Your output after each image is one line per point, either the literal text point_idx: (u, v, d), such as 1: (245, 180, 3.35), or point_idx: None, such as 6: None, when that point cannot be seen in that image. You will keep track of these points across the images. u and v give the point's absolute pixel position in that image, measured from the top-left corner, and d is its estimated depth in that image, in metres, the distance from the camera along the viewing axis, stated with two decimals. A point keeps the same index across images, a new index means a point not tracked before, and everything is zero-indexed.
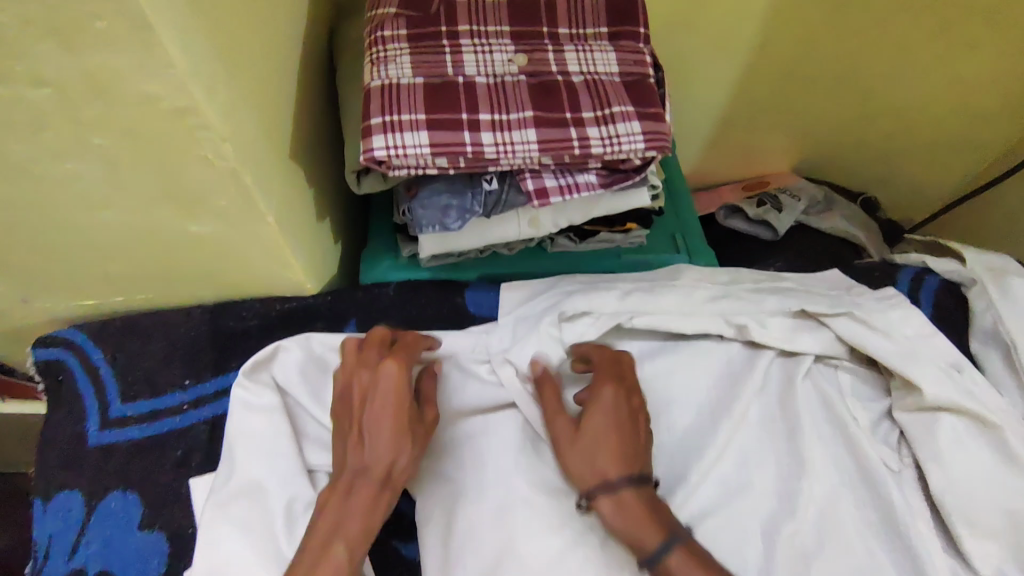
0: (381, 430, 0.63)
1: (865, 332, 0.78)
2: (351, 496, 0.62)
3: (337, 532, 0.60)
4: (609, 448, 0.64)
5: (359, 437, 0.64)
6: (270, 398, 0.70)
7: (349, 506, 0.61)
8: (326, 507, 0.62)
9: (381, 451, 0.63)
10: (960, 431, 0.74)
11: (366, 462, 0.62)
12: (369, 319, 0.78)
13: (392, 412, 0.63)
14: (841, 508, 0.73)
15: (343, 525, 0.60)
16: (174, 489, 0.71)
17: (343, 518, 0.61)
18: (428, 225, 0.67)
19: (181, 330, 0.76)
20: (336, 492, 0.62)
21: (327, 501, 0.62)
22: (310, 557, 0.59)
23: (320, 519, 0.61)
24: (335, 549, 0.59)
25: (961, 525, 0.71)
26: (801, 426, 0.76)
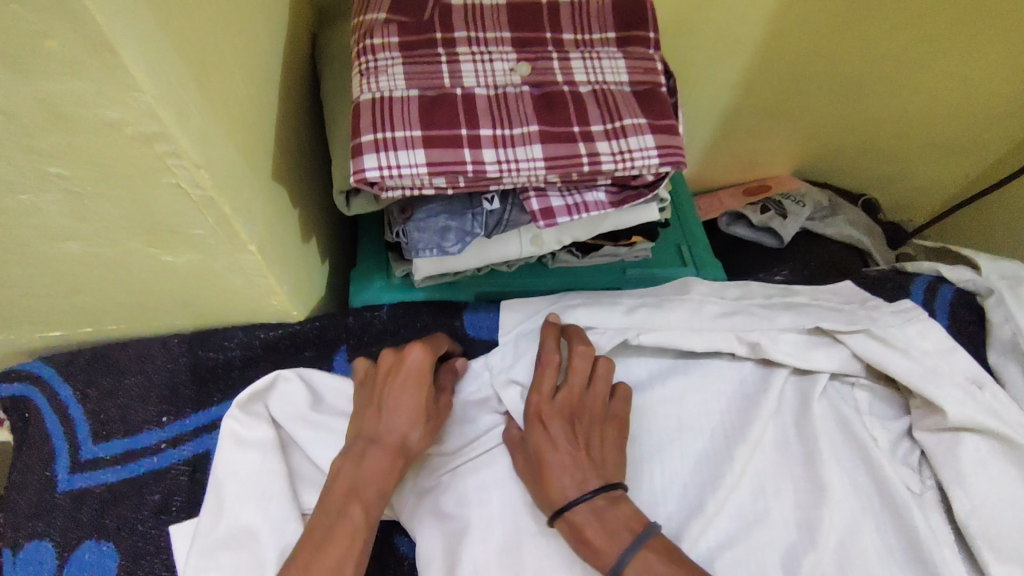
0: (404, 402, 0.61)
1: (884, 350, 0.72)
2: (365, 459, 0.58)
3: (349, 494, 0.56)
4: (550, 476, 0.59)
5: (378, 407, 0.61)
6: (266, 436, 0.65)
7: (363, 471, 0.58)
8: (337, 472, 0.58)
9: (401, 421, 0.60)
10: (983, 454, 0.69)
11: (384, 430, 0.60)
12: (361, 347, 0.74)
13: (417, 387, 0.62)
14: (864, 538, 0.67)
15: (357, 487, 0.57)
16: (152, 538, 0.66)
17: (357, 481, 0.57)
18: (424, 249, 0.61)
19: (156, 363, 0.70)
20: (348, 455, 0.59)
21: (340, 467, 0.58)
22: (324, 517, 0.55)
23: (333, 484, 0.57)
24: (354, 508, 0.56)
25: (987, 551, 0.65)
26: (818, 449, 0.70)
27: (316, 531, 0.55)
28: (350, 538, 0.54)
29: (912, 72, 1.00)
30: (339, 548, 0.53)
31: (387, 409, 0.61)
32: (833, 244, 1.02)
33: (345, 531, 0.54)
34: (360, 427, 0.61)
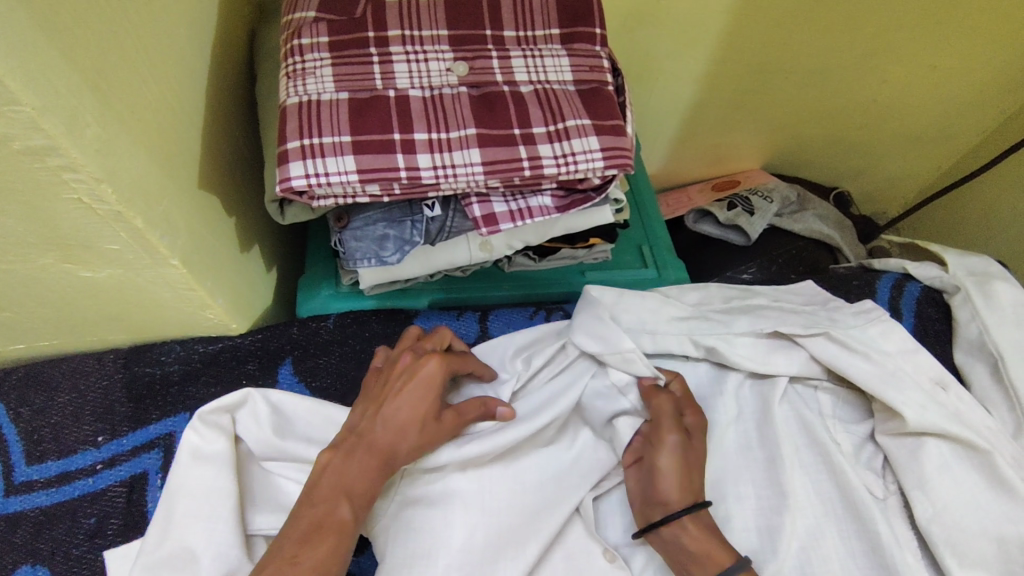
0: (406, 410, 0.57)
1: (845, 353, 0.70)
2: (356, 463, 0.54)
3: (338, 492, 0.53)
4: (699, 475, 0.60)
5: (381, 409, 0.57)
6: (225, 449, 0.60)
7: (352, 469, 0.54)
8: (325, 470, 0.54)
9: (396, 428, 0.56)
10: (946, 456, 0.67)
11: (379, 433, 0.56)
12: (306, 358, 0.70)
13: (424, 395, 0.57)
14: (827, 544, 0.65)
15: (347, 484, 0.53)
16: (86, 563, 0.62)
17: (346, 478, 0.54)
18: (363, 259, 0.59)
19: (90, 379, 0.67)
20: (339, 452, 0.55)
21: (329, 461, 0.55)
22: (308, 509, 0.52)
23: (320, 479, 0.54)
24: (340, 507, 0.52)
25: (950, 556, 0.63)
26: (781, 454, 0.68)
27: (298, 527, 0.51)
28: (332, 539, 0.51)
29: (879, 64, 0.98)
30: (323, 544, 0.50)
31: (389, 408, 0.57)
32: (801, 240, 1.00)
33: (331, 530, 0.51)
34: (357, 425, 0.57)
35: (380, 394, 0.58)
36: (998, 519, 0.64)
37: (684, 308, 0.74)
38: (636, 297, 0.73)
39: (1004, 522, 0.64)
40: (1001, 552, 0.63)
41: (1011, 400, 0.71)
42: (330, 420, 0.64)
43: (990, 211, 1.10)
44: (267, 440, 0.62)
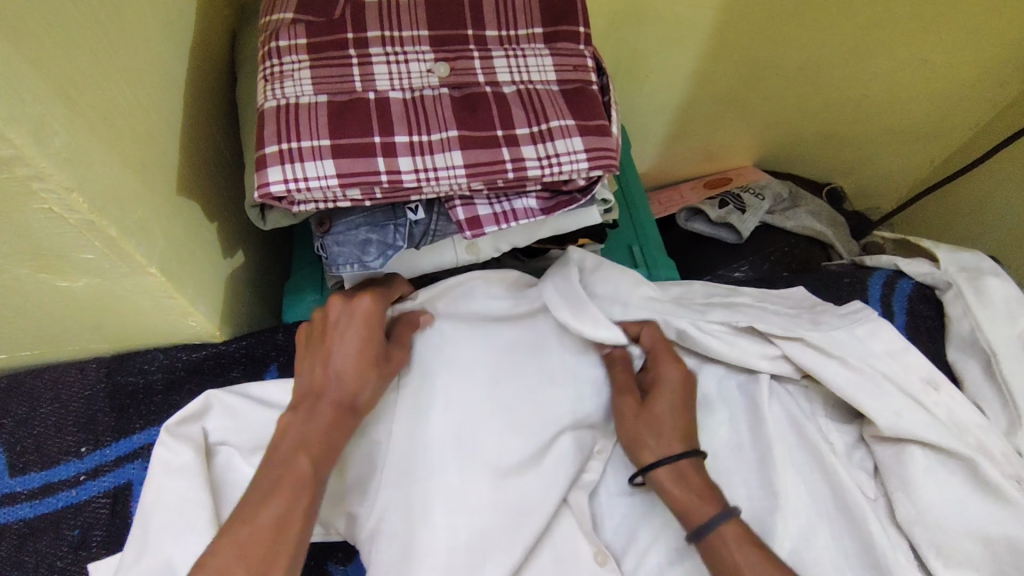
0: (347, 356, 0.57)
1: (821, 358, 0.69)
2: (315, 421, 0.54)
3: (299, 448, 0.52)
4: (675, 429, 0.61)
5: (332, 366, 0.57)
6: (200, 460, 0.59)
7: (309, 424, 0.54)
8: (283, 429, 0.54)
9: (347, 376, 0.56)
10: (937, 457, 0.66)
11: (330, 386, 0.56)
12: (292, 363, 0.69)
13: (366, 341, 0.58)
14: (818, 544, 0.66)
15: (305, 439, 0.53)
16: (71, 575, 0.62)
17: (304, 434, 0.53)
18: (345, 264, 0.58)
19: (72, 389, 0.66)
20: (296, 413, 0.55)
21: (287, 422, 0.54)
22: (268, 470, 0.51)
23: (279, 440, 0.53)
24: (299, 459, 0.52)
25: (936, 558, 0.63)
26: (773, 455, 0.68)
27: (260, 483, 0.50)
28: (296, 490, 0.50)
29: (870, 58, 0.97)
30: (284, 495, 0.49)
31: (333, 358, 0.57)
32: (793, 237, 1.00)
33: (291, 479, 0.50)
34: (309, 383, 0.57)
35: (326, 352, 0.57)
36: (988, 520, 0.64)
37: (659, 291, 0.72)
38: (614, 268, 0.71)
39: (991, 524, 0.63)
40: (988, 553, 0.63)
41: (1004, 398, 0.70)
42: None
43: (988, 201, 1.10)
44: (245, 436, 0.63)
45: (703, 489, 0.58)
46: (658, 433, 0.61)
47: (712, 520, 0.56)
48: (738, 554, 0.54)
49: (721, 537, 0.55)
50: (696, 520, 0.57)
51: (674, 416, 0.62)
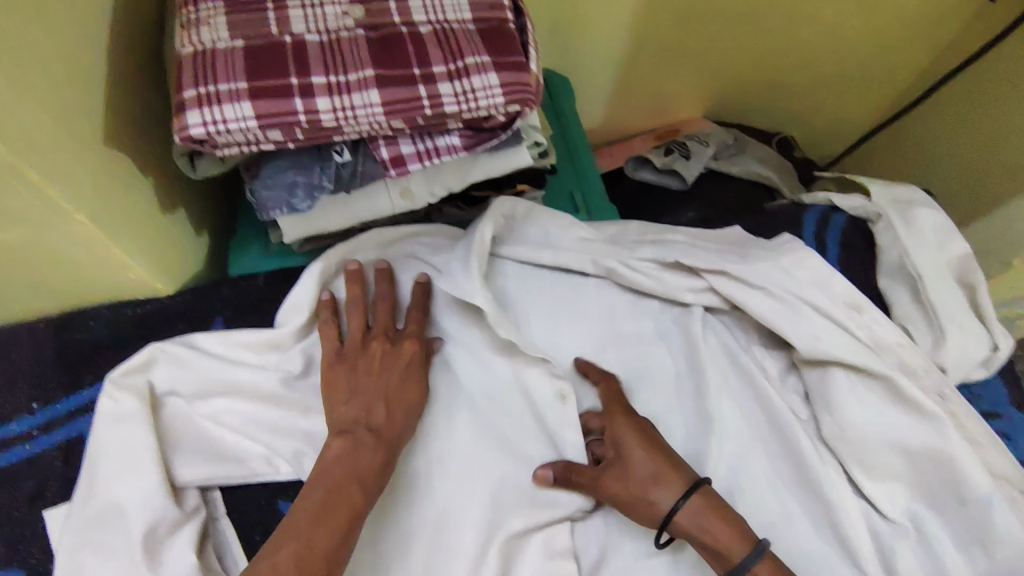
0: (392, 391, 0.64)
1: (746, 290, 0.71)
2: (363, 452, 0.59)
3: (349, 478, 0.57)
4: (663, 473, 0.62)
5: (386, 400, 0.63)
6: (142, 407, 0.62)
7: (359, 460, 0.58)
8: (331, 464, 0.58)
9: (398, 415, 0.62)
10: (862, 380, 0.69)
11: (384, 425, 0.61)
12: (238, 315, 0.70)
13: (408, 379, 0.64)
14: (752, 462, 0.70)
15: (357, 471, 0.58)
16: (26, 525, 0.62)
17: (355, 466, 0.58)
18: (275, 208, 0.59)
19: (20, 349, 0.67)
20: (347, 442, 0.59)
21: (338, 451, 0.59)
22: (323, 499, 0.55)
23: (332, 467, 0.58)
24: (352, 491, 0.56)
25: (860, 471, 0.69)
26: (707, 382, 0.71)
27: (309, 509, 0.55)
28: (346, 515, 0.55)
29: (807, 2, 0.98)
30: (337, 524, 0.54)
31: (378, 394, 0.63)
32: (737, 181, 1.02)
33: (343, 512, 0.55)
34: (360, 415, 0.62)
35: (377, 384, 0.63)
36: (907, 432, 0.68)
37: (593, 231, 0.76)
38: (546, 211, 0.75)
39: (910, 435, 0.68)
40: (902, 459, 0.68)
41: (929, 318, 0.74)
42: (240, 346, 0.66)
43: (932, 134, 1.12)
44: (192, 384, 0.65)
45: (718, 521, 0.60)
46: (657, 483, 0.62)
47: (747, 562, 0.58)
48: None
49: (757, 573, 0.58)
50: (730, 561, 0.59)
51: (643, 458, 0.63)
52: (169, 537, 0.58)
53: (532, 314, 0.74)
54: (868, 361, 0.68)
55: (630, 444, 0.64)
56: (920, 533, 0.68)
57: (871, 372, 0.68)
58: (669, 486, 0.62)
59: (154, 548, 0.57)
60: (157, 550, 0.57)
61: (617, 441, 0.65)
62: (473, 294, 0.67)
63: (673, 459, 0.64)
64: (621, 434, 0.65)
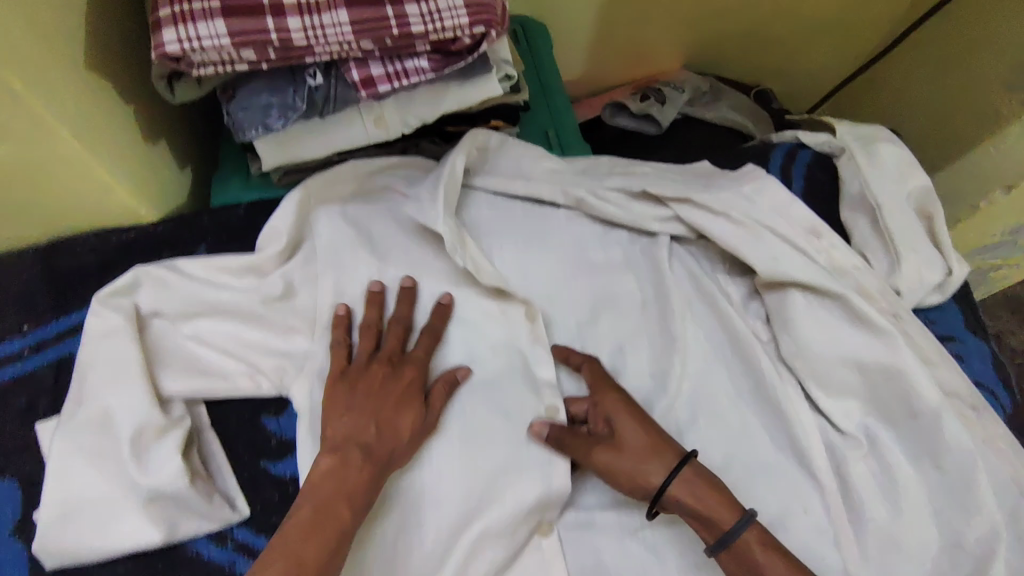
0: (386, 412, 0.62)
1: (709, 216, 0.74)
2: (352, 469, 0.59)
3: (338, 495, 0.57)
4: (656, 451, 0.65)
5: (378, 419, 0.62)
6: (127, 324, 0.65)
7: (345, 477, 0.58)
8: (320, 479, 0.58)
9: (392, 434, 0.61)
10: (816, 303, 0.73)
11: (376, 443, 0.61)
12: (221, 242, 0.73)
13: (404, 400, 0.63)
14: (714, 381, 0.73)
15: (344, 489, 0.58)
16: (20, 437, 0.65)
17: (342, 483, 0.58)
18: (249, 129, 0.62)
19: (11, 274, 0.70)
20: (336, 458, 0.59)
21: (327, 467, 0.59)
22: (309, 514, 0.56)
23: (320, 484, 0.58)
24: (339, 509, 0.56)
25: (817, 387, 0.73)
26: (671, 305, 0.74)
27: (298, 526, 0.55)
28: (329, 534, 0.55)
29: None
30: (321, 541, 0.54)
31: (371, 412, 0.62)
32: (710, 127, 1.05)
33: (330, 529, 0.55)
34: (348, 431, 0.62)
35: (373, 404, 0.63)
36: (860, 347, 0.71)
37: (563, 164, 0.80)
38: (517, 144, 0.78)
39: (863, 350, 0.71)
40: (854, 373, 0.71)
41: (886, 244, 0.77)
42: (221, 270, 0.69)
43: (909, 78, 1.15)
44: (176, 305, 0.68)
45: (709, 493, 0.63)
46: (645, 458, 0.64)
47: (736, 530, 0.60)
48: (761, 554, 0.60)
49: (746, 539, 0.61)
50: (719, 527, 0.62)
51: (636, 434, 0.65)
52: (156, 441, 0.62)
53: (505, 243, 0.76)
54: (824, 281, 0.71)
55: (626, 422, 0.66)
56: (872, 445, 0.71)
57: (828, 293, 0.72)
58: (660, 460, 0.64)
59: (140, 449, 0.61)
60: (142, 452, 0.61)
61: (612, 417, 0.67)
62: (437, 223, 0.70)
63: (662, 435, 0.66)
64: (613, 411, 0.67)
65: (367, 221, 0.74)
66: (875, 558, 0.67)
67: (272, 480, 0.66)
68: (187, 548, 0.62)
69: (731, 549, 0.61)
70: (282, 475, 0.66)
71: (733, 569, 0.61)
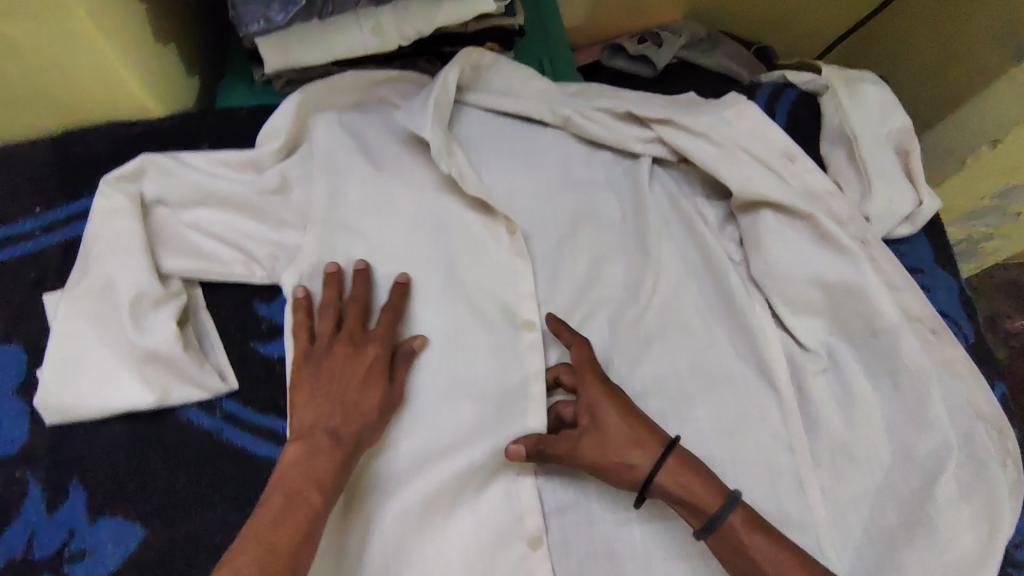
0: (352, 396, 0.62)
1: (688, 137, 0.77)
2: (320, 455, 0.59)
3: (308, 482, 0.57)
4: (637, 442, 0.64)
5: (344, 405, 0.62)
6: (131, 206, 0.69)
7: (316, 462, 0.58)
8: (290, 467, 0.58)
9: (358, 418, 0.62)
10: (784, 225, 0.76)
11: (343, 429, 0.61)
12: (223, 140, 0.77)
13: (369, 383, 0.63)
14: (686, 296, 0.77)
15: (315, 474, 0.58)
16: (29, 308, 0.70)
17: (312, 469, 0.58)
18: (252, 22, 0.68)
19: (26, 161, 0.75)
20: (304, 446, 0.59)
21: (296, 454, 0.59)
22: (279, 500, 0.56)
23: (289, 471, 0.58)
24: (309, 495, 0.57)
25: (784, 305, 0.76)
26: (648, 222, 0.78)
27: (268, 514, 0.55)
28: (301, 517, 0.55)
29: None
30: (294, 524, 0.55)
31: (335, 399, 0.62)
32: (705, 73, 1.07)
33: (302, 514, 0.55)
34: (316, 419, 0.61)
35: (335, 389, 0.63)
36: (826, 267, 0.75)
37: (552, 84, 0.83)
38: (509, 64, 0.81)
39: (828, 268, 0.74)
40: (819, 290, 0.75)
41: (860, 174, 0.80)
42: (222, 164, 0.73)
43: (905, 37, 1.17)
44: (177, 192, 0.72)
45: (693, 480, 0.63)
46: (630, 447, 0.64)
47: (721, 515, 0.61)
48: (748, 536, 0.60)
49: (730, 522, 0.61)
50: (704, 511, 0.62)
51: (620, 426, 0.64)
52: (152, 310, 0.66)
53: (493, 156, 0.80)
54: (794, 201, 0.74)
55: (610, 415, 0.65)
56: (833, 361, 0.75)
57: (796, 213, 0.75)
58: (644, 449, 0.64)
59: (138, 317, 0.66)
60: (139, 321, 0.66)
61: (596, 411, 0.65)
62: (423, 127, 0.73)
63: (645, 422, 0.66)
64: (598, 402, 0.65)
65: (362, 128, 0.78)
66: (828, 463, 0.72)
67: (263, 360, 0.70)
68: (177, 415, 0.67)
69: (719, 534, 0.61)
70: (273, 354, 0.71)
71: (721, 554, 0.62)
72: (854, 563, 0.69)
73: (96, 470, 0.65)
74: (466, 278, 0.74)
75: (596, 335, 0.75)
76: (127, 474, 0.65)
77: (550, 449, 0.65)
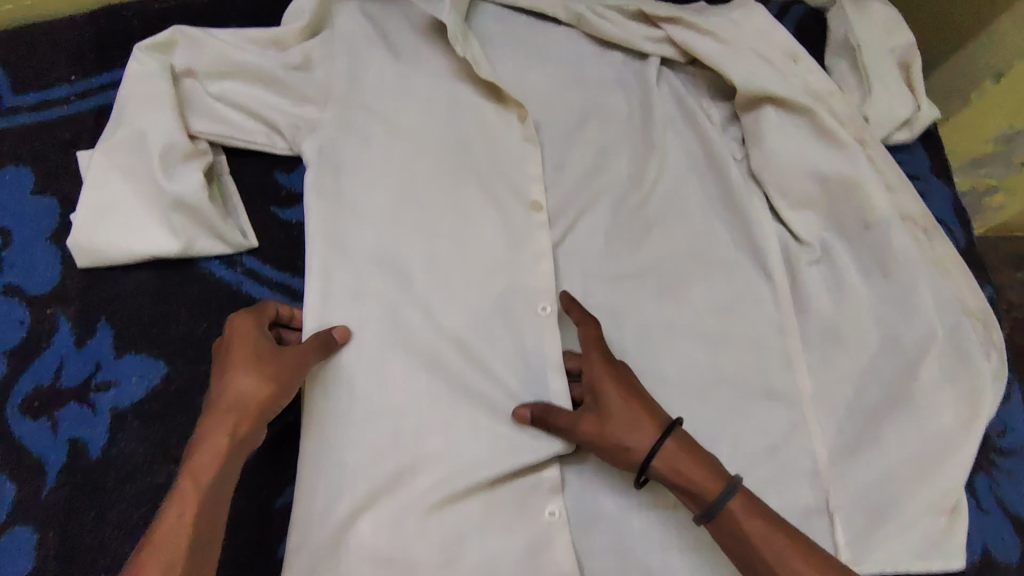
0: (225, 369, 0.62)
1: (695, 36, 0.81)
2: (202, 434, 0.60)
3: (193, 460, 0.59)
4: (634, 426, 0.62)
5: (220, 381, 0.62)
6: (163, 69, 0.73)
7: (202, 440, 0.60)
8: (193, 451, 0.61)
9: (231, 388, 0.61)
10: (784, 122, 0.79)
11: (219, 401, 0.61)
12: (251, 19, 0.82)
13: (241, 351, 0.62)
14: (688, 188, 0.80)
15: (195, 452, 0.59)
16: (64, 164, 0.75)
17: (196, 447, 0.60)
18: None
19: (63, 31, 0.79)
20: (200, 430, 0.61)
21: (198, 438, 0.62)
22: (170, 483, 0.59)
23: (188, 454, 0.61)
24: (187, 472, 0.58)
25: (781, 199, 0.79)
26: (654, 116, 0.81)
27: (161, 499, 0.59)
28: (174, 553, 0.54)
29: None
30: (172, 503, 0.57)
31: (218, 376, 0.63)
32: None
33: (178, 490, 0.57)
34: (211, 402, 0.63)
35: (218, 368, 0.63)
36: (823, 161, 0.78)
37: None
38: None
39: (824, 163, 0.78)
40: (816, 183, 0.78)
41: (862, 79, 0.83)
42: (247, 39, 0.76)
43: None
44: (206, 62, 0.75)
45: (693, 466, 0.62)
46: (633, 429, 0.62)
47: (721, 501, 0.60)
48: (747, 524, 0.60)
49: (730, 510, 0.61)
50: (705, 499, 0.61)
51: (622, 408, 0.63)
52: (181, 163, 0.70)
53: (508, 48, 0.83)
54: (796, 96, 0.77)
55: (608, 397, 0.63)
56: (827, 252, 0.78)
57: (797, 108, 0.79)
58: (645, 432, 0.62)
59: (168, 169, 0.69)
60: (168, 173, 0.69)
61: (598, 390, 0.64)
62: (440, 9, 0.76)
63: (647, 401, 0.64)
64: (601, 380, 0.64)
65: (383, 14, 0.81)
66: (817, 346, 0.75)
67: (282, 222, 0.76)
68: (200, 266, 0.72)
69: (718, 522, 0.61)
70: (289, 217, 0.76)
71: (720, 538, 0.62)
72: (837, 437, 0.72)
73: (122, 310, 0.69)
74: (478, 156, 0.77)
75: (599, 218, 0.78)
76: (150, 315, 0.69)
77: (551, 419, 0.64)
